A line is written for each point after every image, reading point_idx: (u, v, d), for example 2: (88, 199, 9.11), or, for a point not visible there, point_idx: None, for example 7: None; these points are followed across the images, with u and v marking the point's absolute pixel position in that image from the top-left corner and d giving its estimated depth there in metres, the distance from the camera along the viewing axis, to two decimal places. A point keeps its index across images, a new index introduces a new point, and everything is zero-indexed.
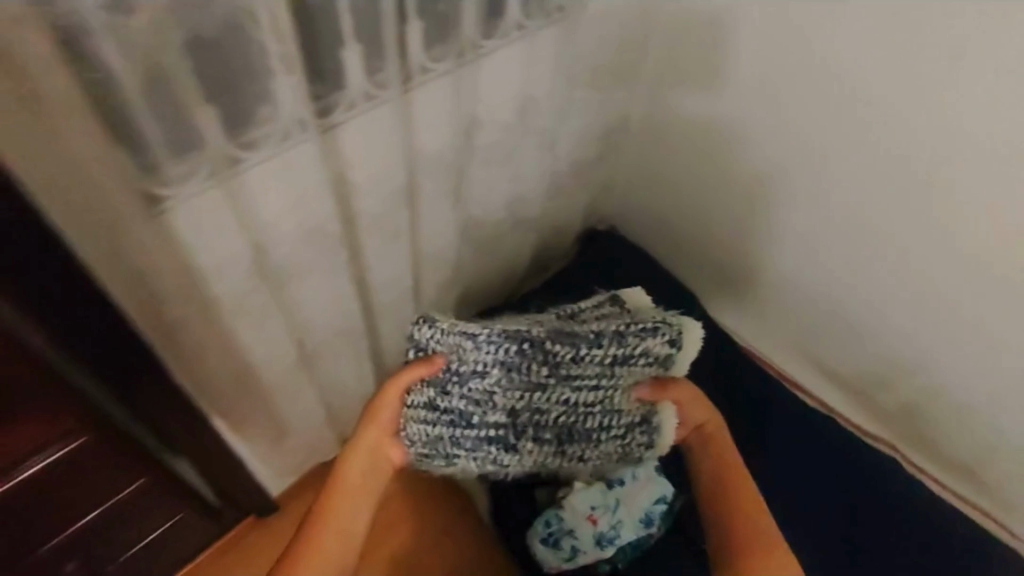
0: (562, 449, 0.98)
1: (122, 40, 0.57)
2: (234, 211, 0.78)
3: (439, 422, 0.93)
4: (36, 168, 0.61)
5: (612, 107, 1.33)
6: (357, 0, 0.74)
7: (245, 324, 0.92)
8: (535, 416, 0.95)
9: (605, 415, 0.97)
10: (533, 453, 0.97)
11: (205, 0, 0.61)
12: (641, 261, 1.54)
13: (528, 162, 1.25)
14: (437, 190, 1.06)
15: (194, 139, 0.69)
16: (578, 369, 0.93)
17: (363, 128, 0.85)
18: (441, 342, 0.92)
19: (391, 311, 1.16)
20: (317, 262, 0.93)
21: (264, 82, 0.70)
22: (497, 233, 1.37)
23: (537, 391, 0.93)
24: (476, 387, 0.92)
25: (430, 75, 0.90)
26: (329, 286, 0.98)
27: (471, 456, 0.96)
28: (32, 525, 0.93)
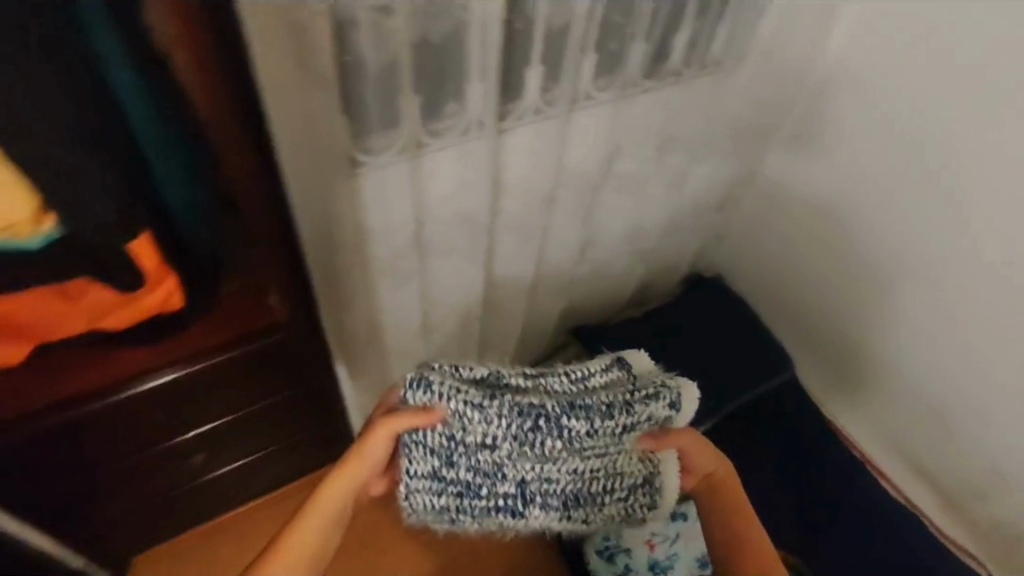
0: (567, 513, 0.93)
1: (375, 34, 0.72)
2: (409, 184, 0.92)
3: (445, 493, 0.88)
4: (286, 117, 0.82)
5: (745, 161, 1.39)
6: (549, 30, 0.87)
7: (388, 285, 1.06)
8: (541, 479, 0.90)
9: (608, 476, 0.93)
10: (538, 517, 0.92)
11: (439, 13, 0.76)
12: (743, 315, 1.55)
13: (654, 196, 1.34)
14: (571, 202, 1.18)
15: (399, 121, 0.83)
16: (590, 441, 0.88)
17: (526, 135, 0.98)
18: (443, 410, 0.84)
19: (505, 304, 1.28)
20: (458, 245, 1.06)
21: (462, 83, 0.84)
22: (612, 257, 1.46)
23: (542, 460, 0.88)
24: (484, 460, 0.86)
25: (591, 101, 1.02)
26: (462, 268, 1.11)
27: (477, 520, 0.92)
28: (189, 411, 1.12)
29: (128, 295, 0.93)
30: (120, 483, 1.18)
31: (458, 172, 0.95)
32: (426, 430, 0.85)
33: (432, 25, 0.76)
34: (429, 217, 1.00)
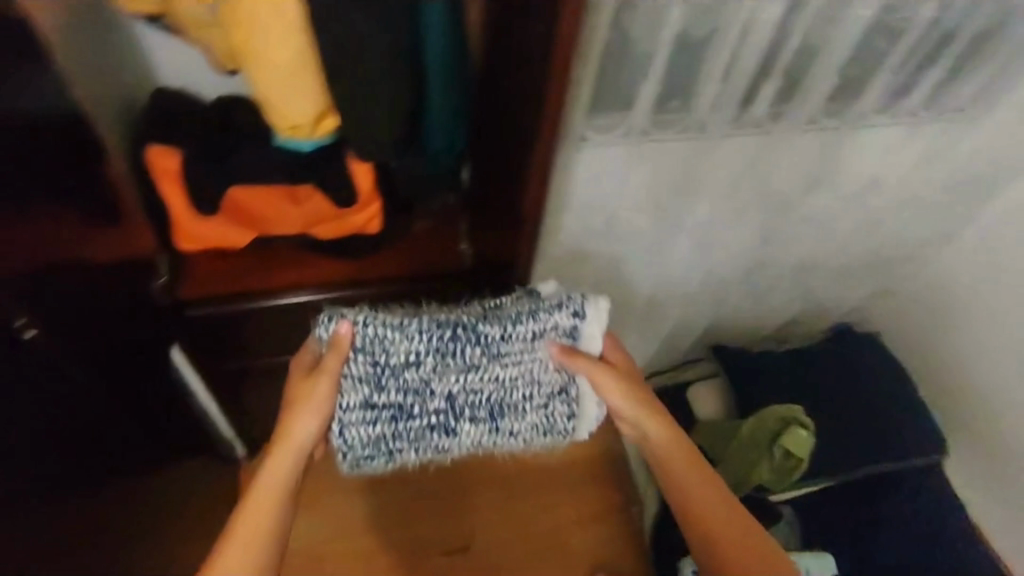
0: (496, 426, 0.91)
1: (643, 16, 0.78)
2: (620, 164, 0.97)
3: (378, 420, 0.87)
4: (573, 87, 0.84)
5: (947, 220, 1.29)
6: (803, 45, 0.86)
7: (564, 251, 1.13)
8: (469, 393, 0.88)
9: (524, 385, 0.89)
10: (481, 437, 0.91)
11: (714, 11, 0.79)
12: (895, 384, 1.46)
13: (837, 233, 1.27)
14: (757, 221, 1.15)
15: (634, 103, 0.88)
16: (504, 347, 0.86)
17: (741, 146, 0.98)
18: (361, 335, 0.83)
19: (659, 300, 1.30)
20: (639, 230, 1.10)
21: (703, 81, 0.87)
22: (772, 285, 1.41)
23: (466, 370, 0.86)
24: (412, 377, 0.85)
25: (816, 126, 0.98)
26: (632, 252, 1.15)
27: (413, 447, 0.90)
28: None
29: (339, 211, 1.03)
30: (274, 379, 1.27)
31: (665, 164, 0.98)
32: (349, 359, 0.83)
33: (697, 18, 0.79)
34: (621, 198, 1.03)
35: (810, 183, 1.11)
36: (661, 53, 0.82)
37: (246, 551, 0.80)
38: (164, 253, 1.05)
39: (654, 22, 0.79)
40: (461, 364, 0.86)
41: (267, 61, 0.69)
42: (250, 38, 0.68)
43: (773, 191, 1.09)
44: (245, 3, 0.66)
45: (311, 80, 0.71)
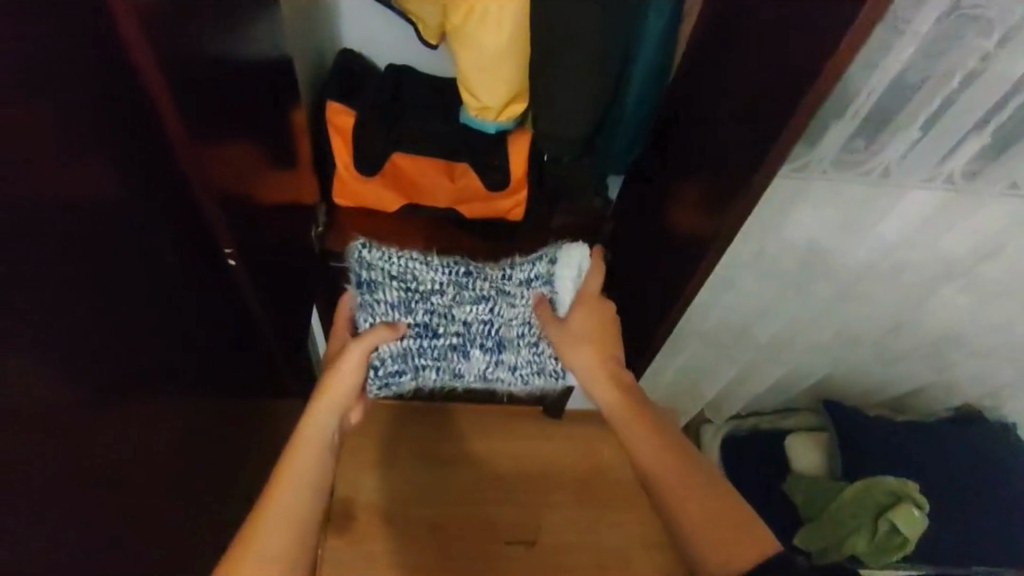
0: (499, 358, 0.98)
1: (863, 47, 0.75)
2: (787, 198, 0.93)
3: (406, 335, 0.94)
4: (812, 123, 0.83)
5: None
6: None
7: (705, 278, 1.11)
8: (481, 322, 0.97)
9: (521, 323, 0.99)
10: (489, 367, 0.98)
11: (941, 53, 0.74)
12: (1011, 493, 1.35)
13: (998, 316, 1.15)
14: (911, 283, 1.07)
15: (820, 135, 0.85)
16: (509, 286, 0.99)
17: (922, 200, 0.91)
18: (387, 263, 0.96)
19: (780, 344, 1.24)
20: (781, 269, 1.06)
21: (897, 125, 0.82)
22: (905, 355, 1.30)
23: (478, 301, 0.98)
24: (437, 303, 0.96)
25: (1014, 194, 0.90)
26: (768, 289, 1.11)
27: (435, 368, 0.96)
28: None
29: (489, 193, 1.06)
30: None
31: (833, 205, 0.94)
32: (383, 284, 0.95)
33: (919, 57, 0.75)
34: (777, 232, 0.99)
35: (984, 255, 1.01)
36: (867, 90, 0.78)
37: (301, 488, 0.75)
38: (322, 205, 1.11)
39: (872, 53, 0.75)
40: (467, 294, 0.98)
41: (479, 39, 0.71)
42: (468, 15, 0.70)
43: (941, 254, 1.01)
44: None
45: (512, 58, 0.73)
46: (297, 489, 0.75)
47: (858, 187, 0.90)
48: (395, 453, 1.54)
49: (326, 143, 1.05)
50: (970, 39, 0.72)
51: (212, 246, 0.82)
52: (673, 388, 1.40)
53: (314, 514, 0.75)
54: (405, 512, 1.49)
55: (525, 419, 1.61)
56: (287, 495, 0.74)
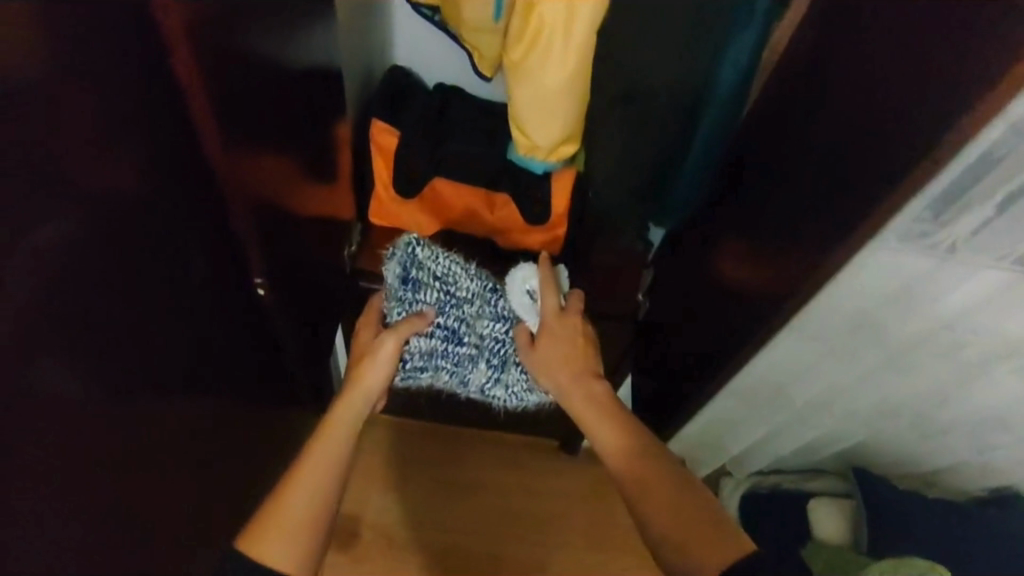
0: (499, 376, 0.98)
1: None
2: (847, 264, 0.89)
3: (431, 335, 0.93)
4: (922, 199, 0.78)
5: None
6: None
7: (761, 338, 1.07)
8: (498, 338, 0.97)
9: None
10: (490, 380, 0.98)
11: None
12: None
13: None
14: (967, 363, 1.01)
15: None
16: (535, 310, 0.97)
17: (990, 280, 0.86)
18: (433, 264, 0.93)
19: (814, 406, 1.18)
20: (829, 333, 1.02)
21: (976, 200, 0.77)
22: (948, 433, 1.22)
23: (498, 319, 0.97)
24: (467, 311, 0.94)
25: None
26: (811, 352, 1.07)
27: (445, 371, 0.96)
28: None
29: (528, 226, 1.03)
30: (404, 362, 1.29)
31: (893, 276, 0.89)
32: (426, 285, 0.92)
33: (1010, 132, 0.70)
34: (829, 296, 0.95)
35: None
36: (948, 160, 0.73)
37: (310, 487, 0.77)
38: (357, 223, 1.09)
39: None
40: (491, 308, 0.96)
41: (540, 83, 0.68)
42: (529, 58, 0.67)
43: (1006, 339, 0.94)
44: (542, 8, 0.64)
45: (570, 97, 0.70)
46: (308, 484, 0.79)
47: (924, 259, 0.85)
48: (404, 472, 1.51)
49: (366, 160, 1.03)
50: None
51: (243, 259, 0.80)
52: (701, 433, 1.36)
53: (324, 510, 0.77)
54: (409, 535, 1.46)
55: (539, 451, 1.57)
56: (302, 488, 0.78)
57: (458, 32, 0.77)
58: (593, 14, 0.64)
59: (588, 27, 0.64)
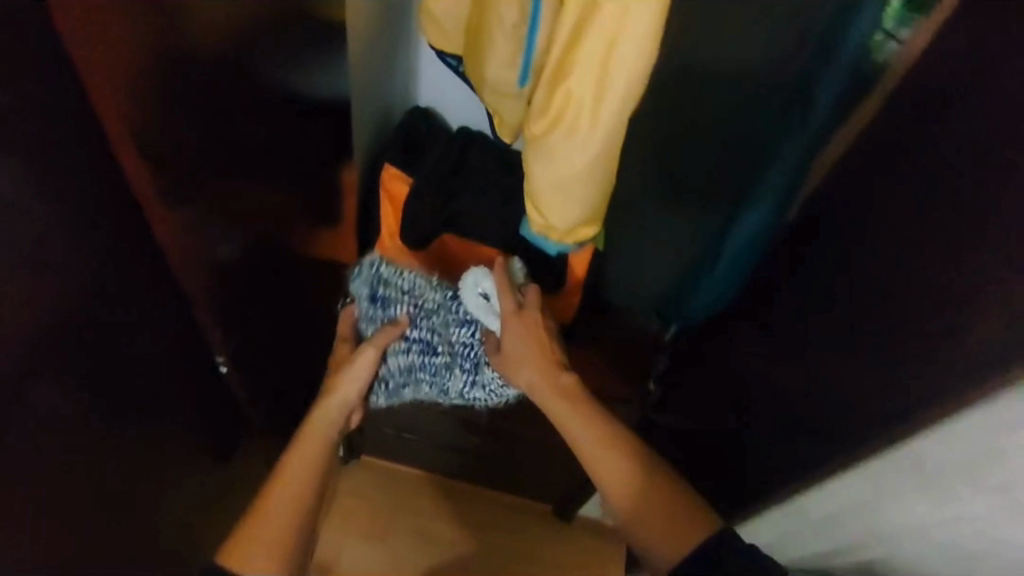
0: (474, 379, 0.88)
1: None
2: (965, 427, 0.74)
3: (407, 349, 0.87)
4: None
5: None
6: None
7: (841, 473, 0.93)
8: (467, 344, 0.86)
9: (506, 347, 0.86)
10: (469, 387, 0.88)
11: None
12: None
13: None
14: None
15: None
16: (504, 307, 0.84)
17: None
18: (398, 280, 0.88)
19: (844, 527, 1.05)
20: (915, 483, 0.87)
21: None
22: None
23: (462, 324, 0.85)
24: (433, 321, 0.86)
25: None
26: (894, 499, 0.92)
27: (426, 384, 0.89)
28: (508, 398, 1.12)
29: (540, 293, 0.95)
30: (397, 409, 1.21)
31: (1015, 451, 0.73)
32: (394, 302, 0.87)
33: None
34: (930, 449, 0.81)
35: None
36: None
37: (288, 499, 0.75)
38: (357, 264, 1.03)
39: None
40: (454, 313, 0.86)
41: (565, 165, 0.62)
42: (552, 137, 0.60)
43: None
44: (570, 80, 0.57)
45: (597, 171, 0.62)
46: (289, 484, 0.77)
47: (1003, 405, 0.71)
48: (386, 516, 1.44)
49: (373, 206, 0.97)
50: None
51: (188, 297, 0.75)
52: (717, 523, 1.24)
53: (302, 521, 0.75)
54: None
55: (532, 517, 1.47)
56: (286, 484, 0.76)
57: (479, 92, 0.70)
58: (627, 97, 0.57)
59: (620, 110, 0.58)
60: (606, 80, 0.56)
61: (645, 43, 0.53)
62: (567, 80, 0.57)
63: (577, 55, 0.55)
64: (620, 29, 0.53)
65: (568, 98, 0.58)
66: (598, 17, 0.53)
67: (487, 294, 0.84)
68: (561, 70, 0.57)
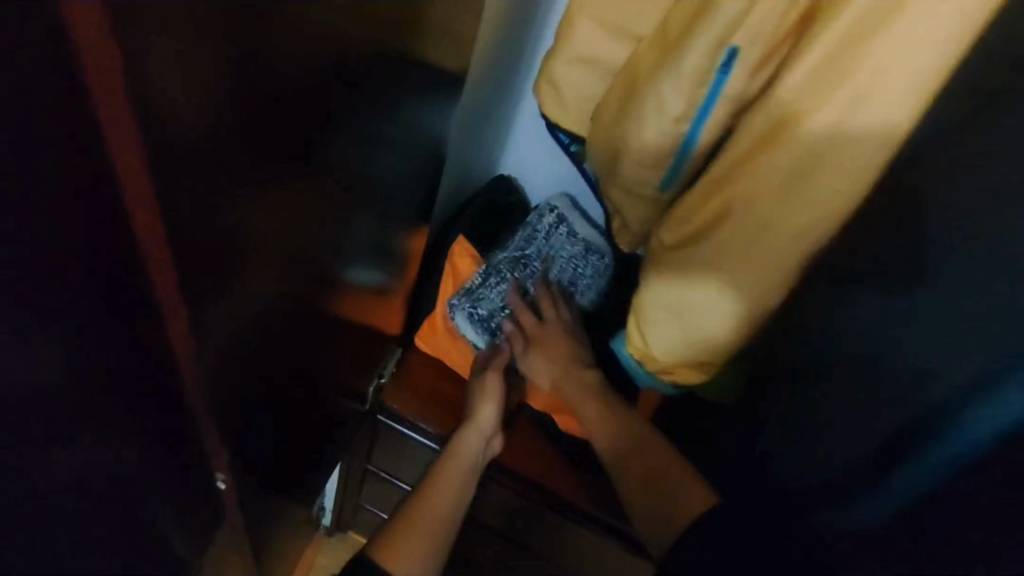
0: (591, 307, 0.83)
1: None
2: None
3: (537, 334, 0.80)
4: None
5: None
6: None
7: None
8: (564, 285, 0.83)
9: (589, 276, 0.84)
10: (591, 313, 0.83)
11: None
12: None
13: None
14: None
15: None
16: (560, 241, 0.84)
17: None
18: (486, 296, 0.80)
19: None
20: None
21: None
22: None
23: (551, 282, 0.82)
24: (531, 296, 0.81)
25: None
26: None
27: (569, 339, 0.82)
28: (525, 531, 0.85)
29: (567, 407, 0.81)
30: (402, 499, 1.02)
31: None
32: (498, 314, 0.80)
33: None
34: None
35: None
36: None
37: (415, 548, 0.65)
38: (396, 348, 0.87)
39: None
40: (534, 271, 0.83)
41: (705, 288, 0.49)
42: (684, 252, 0.49)
43: None
44: (738, 181, 0.44)
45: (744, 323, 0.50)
46: (444, 505, 0.69)
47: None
48: None
49: (434, 278, 0.85)
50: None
51: None
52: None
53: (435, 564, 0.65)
54: None
55: None
56: (442, 495, 0.70)
57: (601, 186, 0.59)
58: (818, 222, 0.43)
59: (790, 237, 0.43)
60: (810, 199, 0.42)
61: (867, 182, 0.40)
62: (759, 190, 0.43)
63: (738, 179, 0.44)
64: (835, 164, 0.40)
65: (766, 216, 0.44)
66: (800, 137, 0.40)
67: (546, 241, 0.84)
68: (726, 174, 0.45)
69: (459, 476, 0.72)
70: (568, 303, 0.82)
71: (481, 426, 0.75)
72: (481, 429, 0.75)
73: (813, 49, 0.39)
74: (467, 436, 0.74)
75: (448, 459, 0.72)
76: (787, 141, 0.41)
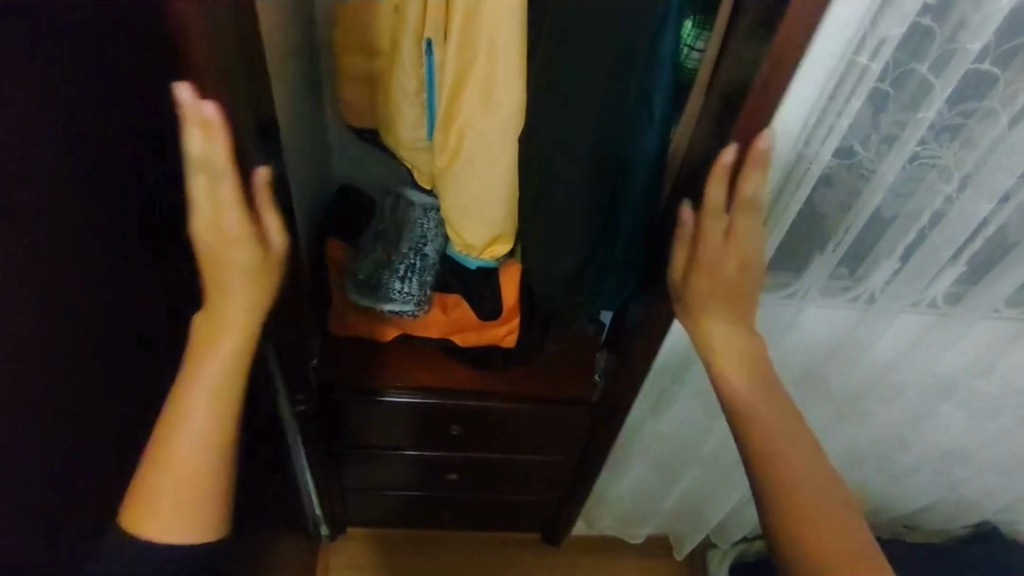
0: (443, 247, 1.04)
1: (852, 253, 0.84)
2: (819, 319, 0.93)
3: (409, 278, 1.02)
4: (888, 232, 0.80)
5: (972, 439, 1.10)
6: (980, 250, 0.80)
7: None
8: (416, 238, 1.04)
9: (433, 224, 1.04)
10: (444, 248, 1.04)
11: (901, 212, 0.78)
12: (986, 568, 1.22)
13: (950, 438, 1.11)
14: (884, 411, 1.07)
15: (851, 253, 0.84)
16: (401, 209, 1.05)
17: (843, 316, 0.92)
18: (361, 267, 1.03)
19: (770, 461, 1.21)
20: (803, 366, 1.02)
21: (864, 270, 0.85)
22: (909, 472, 1.21)
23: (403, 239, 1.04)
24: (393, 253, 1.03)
25: (992, 283, 0.83)
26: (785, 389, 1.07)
27: (434, 275, 1.03)
28: (496, 431, 1.20)
29: (482, 321, 1.06)
30: (371, 462, 1.27)
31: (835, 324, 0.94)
32: (374, 275, 1.02)
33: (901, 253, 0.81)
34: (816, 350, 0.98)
35: (938, 387, 1.00)
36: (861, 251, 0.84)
37: (183, 478, 0.62)
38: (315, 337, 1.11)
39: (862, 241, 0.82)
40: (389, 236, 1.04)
41: (478, 189, 0.75)
42: (453, 173, 0.75)
43: (881, 381, 1.01)
44: (459, 118, 0.71)
45: (510, 199, 0.77)
46: (198, 420, 0.62)
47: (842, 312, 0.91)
48: (376, 564, 1.50)
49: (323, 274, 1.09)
50: (931, 109, 0.67)
51: None
52: (688, 485, 1.33)
53: (199, 501, 0.62)
54: None
55: (510, 544, 1.55)
56: (172, 473, 0.62)
57: (397, 154, 0.85)
58: (510, 120, 0.70)
59: (501, 135, 0.71)
60: (499, 108, 0.70)
61: (519, 85, 0.69)
62: (471, 116, 0.70)
63: (458, 114, 0.71)
64: (497, 83, 0.68)
65: (481, 130, 0.71)
66: (476, 77, 0.68)
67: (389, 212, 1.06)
68: (450, 116, 0.72)
69: (198, 411, 0.62)
70: (423, 248, 1.03)
71: (213, 362, 0.63)
72: (235, 320, 0.64)
73: (457, 28, 0.66)
74: (198, 385, 0.63)
75: (181, 426, 0.62)
76: (469, 81, 0.68)
